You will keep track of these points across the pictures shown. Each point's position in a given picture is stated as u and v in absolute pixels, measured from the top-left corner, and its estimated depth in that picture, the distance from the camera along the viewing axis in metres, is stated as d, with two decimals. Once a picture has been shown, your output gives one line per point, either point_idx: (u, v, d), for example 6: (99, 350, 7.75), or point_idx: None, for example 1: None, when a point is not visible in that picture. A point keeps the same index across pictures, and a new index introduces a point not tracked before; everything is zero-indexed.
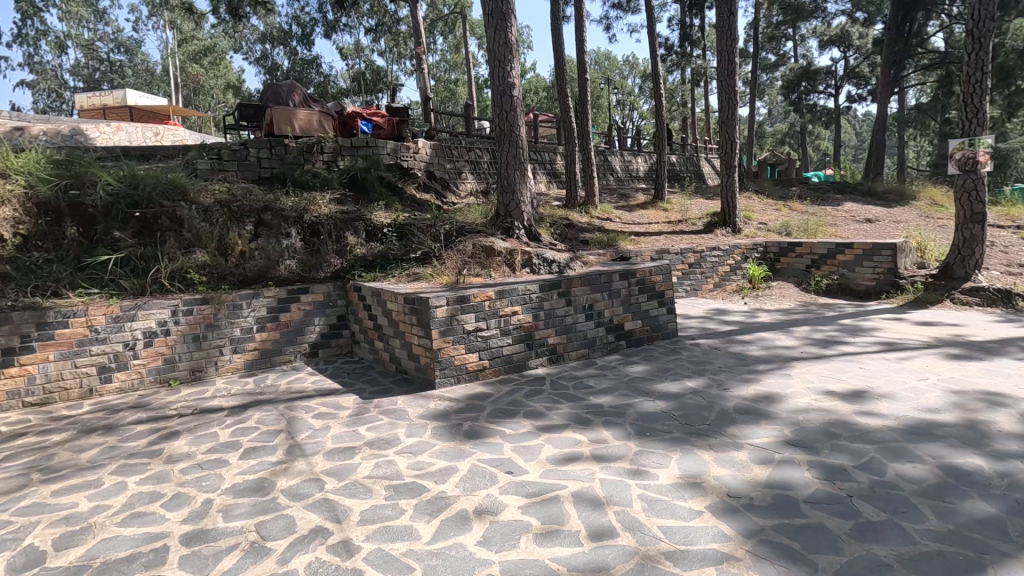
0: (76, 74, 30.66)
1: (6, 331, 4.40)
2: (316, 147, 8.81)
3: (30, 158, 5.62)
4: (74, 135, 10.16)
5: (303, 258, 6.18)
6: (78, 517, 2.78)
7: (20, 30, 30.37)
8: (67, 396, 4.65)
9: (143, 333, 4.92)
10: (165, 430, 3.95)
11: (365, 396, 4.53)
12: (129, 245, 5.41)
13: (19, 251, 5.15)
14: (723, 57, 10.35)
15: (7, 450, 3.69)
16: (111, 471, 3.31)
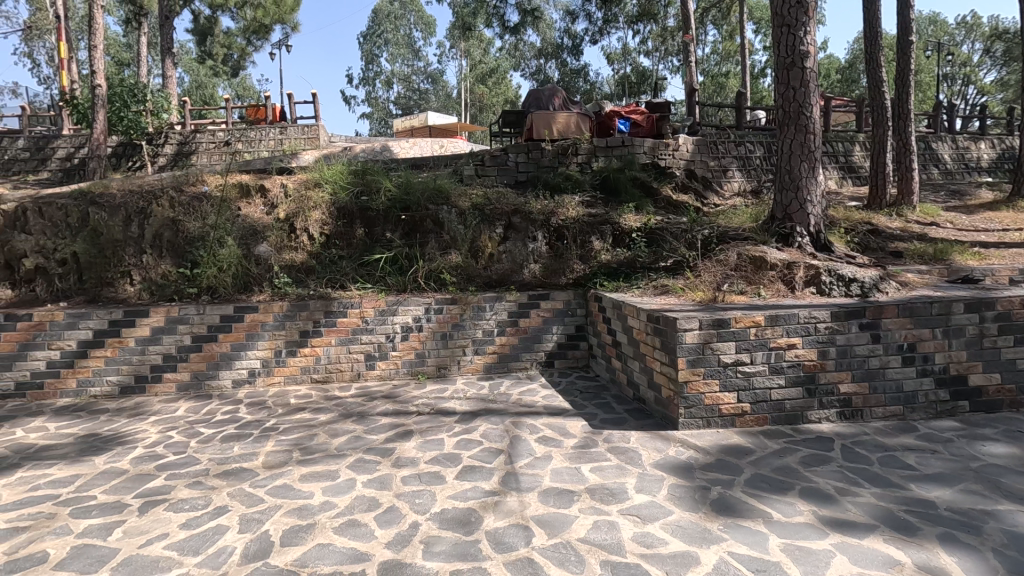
0: (397, 104, 37.99)
1: (304, 316, 5.16)
2: (571, 150, 8.68)
3: (337, 169, 6.61)
4: (382, 150, 12.12)
5: (547, 263, 6.03)
6: (308, 511, 2.87)
7: (365, 74, 39.02)
8: (341, 377, 5.26)
9: (402, 327, 5.28)
10: (401, 428, 4.05)
11: (595, 424, 3.97)
12: (398, 246, 5.98)
13: (323, 248, 6.11)
14: None
15: (287, 423, 4.25)
16: (348, 463, 3.44)
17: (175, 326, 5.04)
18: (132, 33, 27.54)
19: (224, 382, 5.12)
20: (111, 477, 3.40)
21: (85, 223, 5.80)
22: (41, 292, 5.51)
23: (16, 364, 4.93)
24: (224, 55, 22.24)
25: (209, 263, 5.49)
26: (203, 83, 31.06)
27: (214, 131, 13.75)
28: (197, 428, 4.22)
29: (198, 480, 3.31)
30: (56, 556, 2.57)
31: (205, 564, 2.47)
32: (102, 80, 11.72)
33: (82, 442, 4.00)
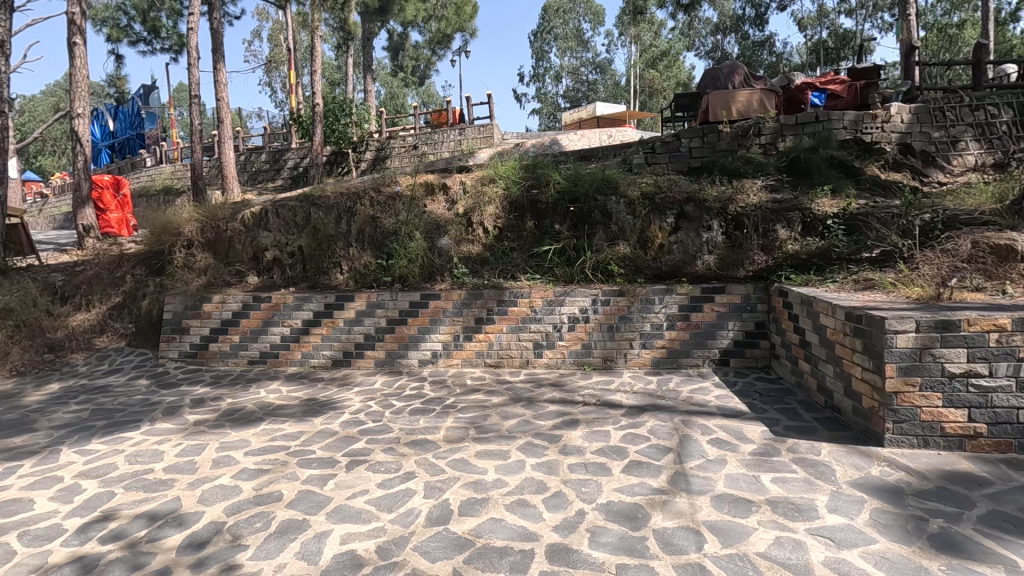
0: (565, 97, 38.51)
1: (479, 304, 5.53)
2: (753, 130, 7.94)
3: (510, 165, 6.90)
4: (552, 144, 12.38)
5: (723, 254, 5.64)
6: (482, 486, 3.09)
7: (535, 71, 40.26)
8: (511, 362, 5.52)
9: (569, 318, 5.37)
10: (568, 416, 4.13)
11: (777, 431, 3.61)
12: (566, 238, 6.09)
13: (497, 240, 6.49)
14: None
15: (464, 402, 4.60)
16: (518, 446, 3.62)
17: (374, 310, 5.78)
18: (341, 56, 31.97)
19: (411, 360, 5.72)
20: (326, 435, 4.03)
21: (308, 221, 6.90)
22: (277, 278, 6.68)
23: (260, 337, 6.08)
24: (413, 67, 24.65)
25: (401, 254, 6.19)
26: (396, 94, 34.87)
27: (404, 136, 15.33)
28: (390, 400, 4.79)
29: (391, 446, 3.76)
30: (288, 496, 3.13)
31: (397, 521, 2.81)
32: (320, 99, 13.80)
33: (305, 404, 4.80)
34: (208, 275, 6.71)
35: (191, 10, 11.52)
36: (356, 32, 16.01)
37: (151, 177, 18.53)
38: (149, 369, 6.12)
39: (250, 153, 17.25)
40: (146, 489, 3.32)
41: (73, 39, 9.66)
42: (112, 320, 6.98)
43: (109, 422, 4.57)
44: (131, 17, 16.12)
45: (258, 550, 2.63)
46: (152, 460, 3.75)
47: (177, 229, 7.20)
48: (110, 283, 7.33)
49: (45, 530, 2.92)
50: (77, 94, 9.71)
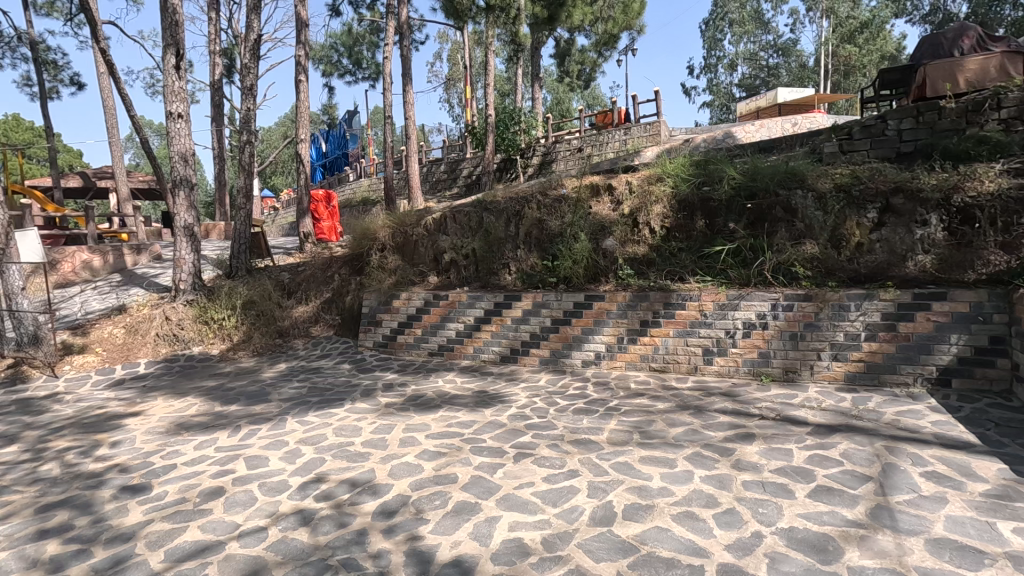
0: (741, 86, 35.73)
1: (644, 307, 5.39)
2: (989, 103, 6.49)
3: (679, 161, 6.57)
4: (726, 137, 11.58)
5: (944, 254, 4.80)
6: (647, 492, 3.02)
7: (707, 61, 38.06)
8: (678, 368, 5.27)
9: (744, 323, 4.97)
10: (743, 429, 3.83)
11: (1020, 471, 2.94)
12: (742, 237, 5.69)
13: (664, 241, 6.30)
14: None
15: (628, 406, 4.53)
16: (686, 455, 3.46)
17: (540, 309, 5.99)
18: (512, 67, 33.61)
19: (575, 360, 5.78)
20: (495, 426, 4.27)
21: (481, 225, 7.36)
22: (453, 278, 7.28)
23: (439, 332, 6.66)
24: (579, 71, 24.94)
25: (566, 256, 6.32)
26: (562, 99, 35.64)
27: (570, 139, 15.56)
28: (554, 398, 4.91)
29: (555, 442, 3.85)
30: (462, 479, 3.39)
31: (561, 516, 2.87)
32: (492, 110, 14.68)
33: (476, 396, 5.15)
34: (397, 275, 7.58)
35: (387, 42, 13.09)
36: (526, 43, 16.70)
37: (353, 190, 21.45)
38: (351, 356, 7.09)
39: (432, 164, 19.00)
40: (348, 459, 3.86)
41: (299, 77, 11.59)
42: (324, 312, 8.20)
43: (320, 399, 5.40)
44: (340, 54, 18.83)
45: (438, 525, 2.89)
46: (352, 434, 4.34)
47: (373, 234, 8.21)
48: (323, 281, 8.58)
49: (276, 484, 3.55)
50: (301, 123, 11.64)
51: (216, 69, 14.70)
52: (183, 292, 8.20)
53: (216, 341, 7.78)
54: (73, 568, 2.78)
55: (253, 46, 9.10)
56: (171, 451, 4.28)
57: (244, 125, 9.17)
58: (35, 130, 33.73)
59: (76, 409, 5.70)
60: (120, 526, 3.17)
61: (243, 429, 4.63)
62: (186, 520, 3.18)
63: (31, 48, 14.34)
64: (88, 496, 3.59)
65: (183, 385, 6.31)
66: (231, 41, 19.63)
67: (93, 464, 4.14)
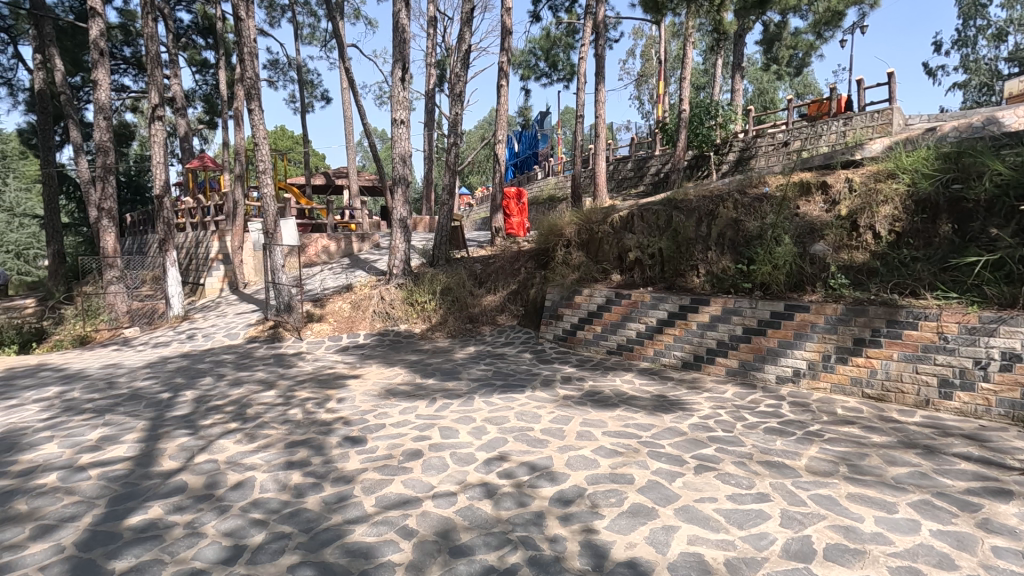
0: (1011, 60, 28.81)
1: (861, 322, 4.70)
2: None
3: (920, 154, 5.59)
4: (986, 124, 9.43)
5: None
6: (857, 534, 2.64)
7: (961, 34, 31.57)
8: (902, 399, 4.47)
9: (1002, 353, 4.03)
10: (994, 482, 3.11)
11: None
12: (1007, 246, 4.60)
13: (892, 248, 5.42)
14: None
15: (833, 433, 3.99)
16: (910, 501, 2.93)
17: (730, 316, 5.59)
18: (711, 58, 31.64)
19: (768, 375, 5.26)
20: (674, 433, 4.11)
21: (669, 225, 7.07)
22: (637, 278, 7.15)
23: (618, 331, 6.61)
24: (789, 57, 22.43)
25: (765, 260, 5.78)
26: (766, 89, 32.75)
27: (774, 133, 14.15)
28: (742, 412, 4.54)
29: (743, 460, 3.56)
30: (639, 482, 3.33)
31: (748, 540, 2.65)
32: (686, 105, 14.01)
33: (656, 400, 5.00)
34: (581, 271, 7.71)
35: (583, 42, 13.29)
36: (731, 31, 15.49)
37: (540, 187, 22.34)
38: (532, 346, 7.42)
39: (619, 162, 18.85)
40: (528, 443, 4.05)
41: (501, 82, 12.38)
42: (510, 303, 8.70)
43: (504, 384, 5.75)
44: (538, 58, 19.62)
45: (613, 522, 2.88)
46: (532, 420, 4.55)
47: (560, 230, 8.42)
48: (511, 273, 9.12)
49: (464, 455, 3.88)
50: (499, 125, 12.42)
51: (430, 79, 16.45)
52: (395, 276, 9.38)
53: (418, 321, 8.75)
54: (310, 497, 3.39)
55: (464, 56, 9.96)
56: (381, 412, 4.95)
57: (452, 129, 10.09)
58: (295, 138, 41.49)
59: (314, 367, 6.91)
60: (343, 469, 3.77)
61: (438, 401, 5.16)
62: (391, 473, 3.65)
63: (297, 71, 17.68)
64: (320, 440, 4.33)
65: (392, 356, 7.26)
66: (444, 52, 21.75)
67: (325, 414, 4.98)
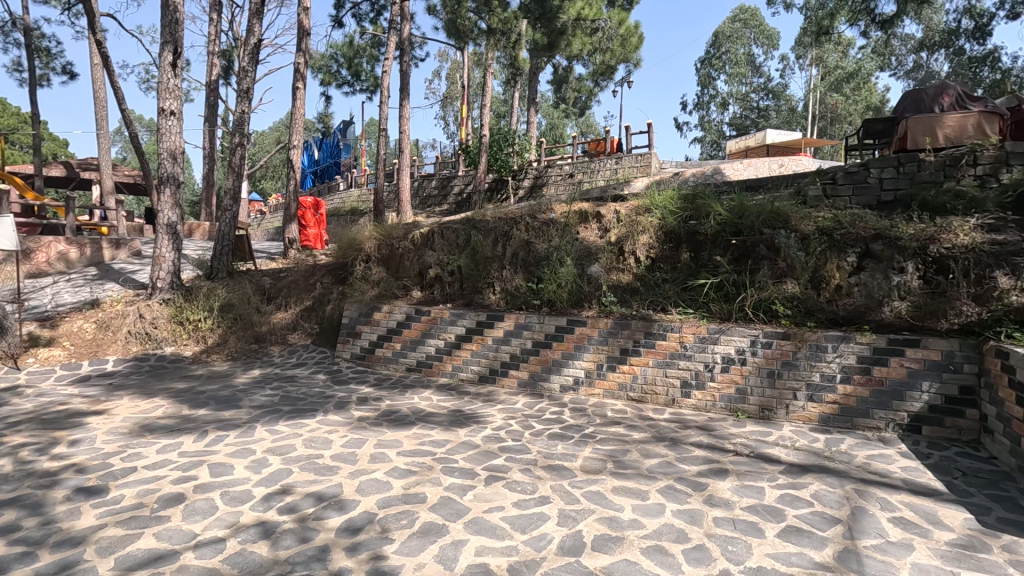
0: (731, 124, 36.71)
1: (626, 334, 5.42)
2: (966, 158, 6.89)
3: (668, 194, 6.73)
4: (715, 173, 11.77)
5: (919, 301, 4.77)
6: (617, 522, 3.00)
7: (698, 99, 39.20)
8: (655, 399, 5.28)
9: (723, 357, 5.01)
10: (716, 464, 3.84)
11: (988, 522, 3.02)
12: (725, 271, 5.74)
13: (648, 270, 6.39)
14: None
15: (604, 434, 4.50)
16: (659, 487, 3.44)
17: (521, 331, 5.99)
18: (509, 91, 34.10)
19: (553, 384, 5.75)
20: (469, 447, 4.22)
21: (468, 243, 7.36)
22: (437, 294, 7.25)
23: (419, 347, 6.61)
24: (575, 98, 25.30)
25: (551, 279, 6.35)
26: (556, 125, 36.48)
27: (562, 165, 15.75)
28: (530, 421, 4.87)
29: (529, 467, 3.81)
30: (432, 499, 3.33)
31: (530, 543, 2.83)
32: (487, 131, 14.80)
33: (452, 415, 5.08)
34: (381, 287, 7.55)
35: (387, 56, 13.20)
36: (526, 68, 16.86)
37: (342, 199, 21.40)
38: (327, 366, 6.98)
39: (424, 180, 19.06)
40: (317, 472, 3.76)
41: (296, 84, 11.58)
42: (303, 320, 8.09)
43: (292, 409, 5.28)
44: (340, 64, 18.86)
45: (403, 545, 2.82)
46: (322, 446, 4.25)
47: (360, 244, 8.17)
48: (305, 288, 8.50)
49: (238, 493, 3.44)
50: (295, 129, 11.59)
51: (213, 70, 14.65)
52: (159, 290, 8.03)
53: (190, 343, 7.61)
54: (16, 571, 2.65)
55: (252, 50, 9.07)
56: (131, 453, 4.14)
57: (237, 127, 9.09)
58: (21, 116, 33.22)
59: (37, 403, 5.50)
60: (71, 529, 3.04)
61: (210, 434, 4.51)
62: (140, 526, 3.06)
63: (24, 34, 14.19)
64: (40, 496, 3.45)
65: (152, 385, 6.16)
66: (231, 43, 19.62)
67: (49, 462, 3.98)
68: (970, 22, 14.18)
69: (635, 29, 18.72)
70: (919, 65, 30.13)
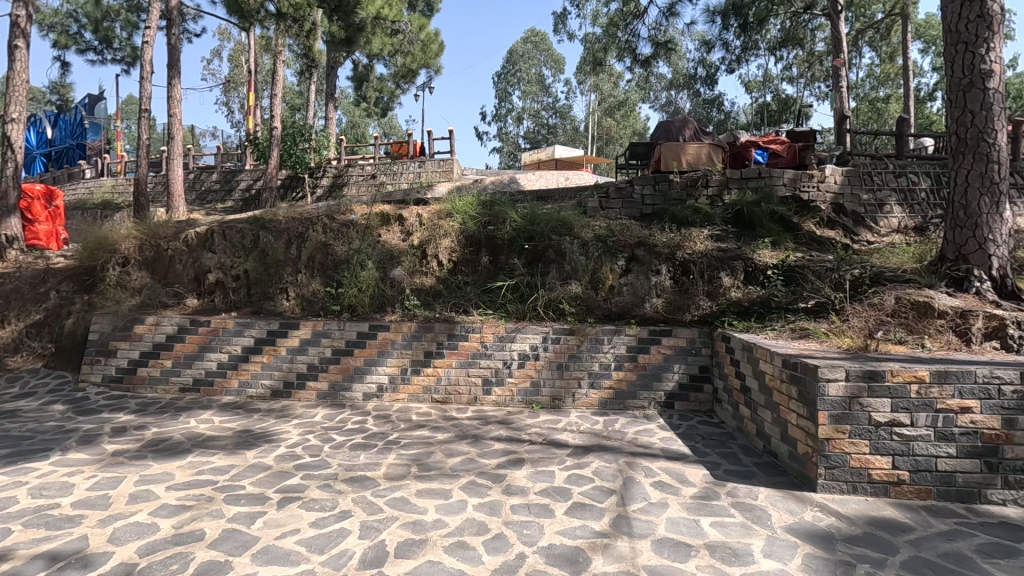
0: (525, 138, 39.65)
1: (429, 337, 5.46)
2: (701, 181, 8.51)
3: (468, 201, 6.99)
4: (511, 182, 12.60)
5: (671, 298, 5.73)
6: (421, 526, 3.00)
7: (496, 112, 41.53)
8: (459, 399, 5.43)
9: (519, 354, 5.36)
10: (514, 455, 4.09)
11: (718, 475, 3.75)
12: (520, 274, 6.16)
13: (450, 273, 6.53)
14: None
15: (408, 439, 4.47)
16: (461, 484, 3.54)
17: (319, 339, 5.61)
18: (304, 83, 31.89)
19: (355, 393, 5.54)
20: (258, 470, 3.82)
21: (256, 245, 6.69)
22: (218, 302, 6.43)
23: (196, 363, 5.77)
24: (376, 98, 24.76)
25: (351, 283, 6.09)
26: (357, 123, 35.23)
27: (363, 165, 15.29)
28: (330, 434, 4.60)
29: (328, 482, 3.59)
30: (211, 535, 2.93)
31: (328, 563, 2.66)
32: (278, 123, 13.61)
33: (237, 437, 4.54)
34: (144, 295, 6.42)
35: (149, 25, 11.28)
36: (322, 60, 15.95)
37: (89, 189, 17.65)
38: (68, 393, 5.68)
39: (201, 171, 16.74)
40: (49, 527, 3.02)
41: (14, 42, 9.18)
42: (29, 338, 6.49)
43: (14, 451, 4.17)
44: (81, 25, 15.53)
45: None
46: (59, 494, 3.43)
47: (114, 245, 6.84)
48: (32, 299, 6.83)
49: None
50: (14, 99, 9.21)
51: None
52: None
53: None
54: None
55: None
56: None
57: None
58: None
59: None
60: None
61: None
62: None
63: None
64: None
65: None
66: None
67: None
68: (703, 71, 17.51)
69: (434, 37, 19.04)
70: (669, 101, 36.34)
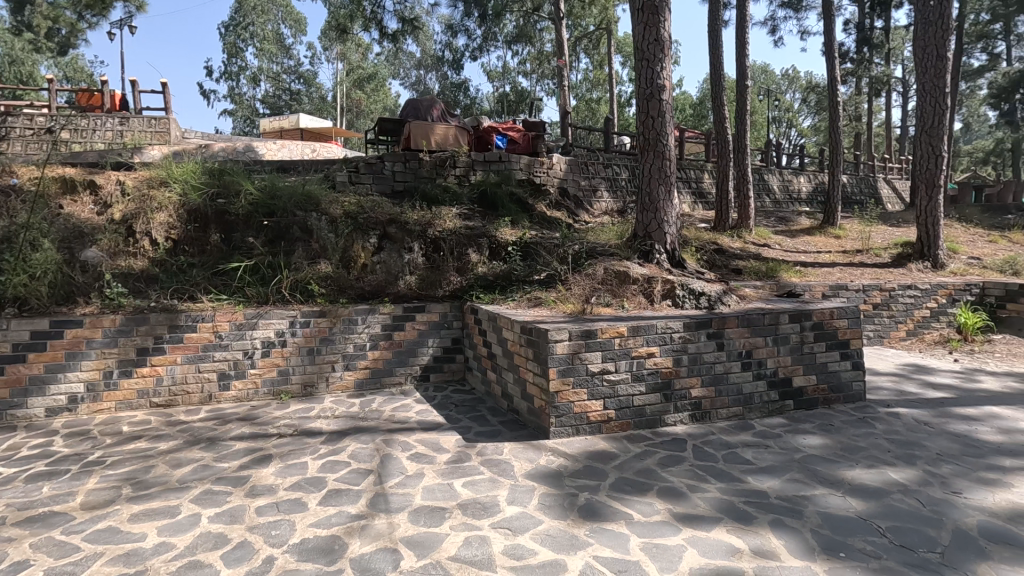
0: (263, 102, 35.53)
1: (142, 332, 4.54)
2: (449, 162, 8.87)
3: (189, 167, 6.04)
4: (246, 151, 11.19)
5: (423, 275, 5.86)
6: (137, 556, 2.51)
7: (226, 68, 36.18)
8: (188, 400, 4.69)
9: (262, 342, 4.85)
10: (258, 452, 3.71)
11: (470, 438, 4.02)
12: (260, 254, 5.53)
13: (169, 254, 5.51)
14: (927, 73, 8.89)
15: (117, 455, 3.68)
16: (192, 497, 3.07)
17: None
18: None
19: (34, 410, 4.34)
20: None
21: None
22: None
23: None
24: (48, 30, 19.14)
25: (16, 268, 4.60)
26: None
27: (32, 115, 11.76)
28: None
29: None
30: None
31: None
32: None
33: None
34: None
35: None
36: None
37: None
38: None
39: None
40: None
41: None
42: None
43: None
44: None
45: None
46: None
47: None
48: None
49: None
50: None
51: None
52: None
53: None
54: None
55: None
56: None
57: None
58: None
59: None
60: None
61: None
62: None
63: None
64: None
65: None
66: None
67: None
68: (450, 54, 18.11)
69: None
70: (419, 80, 36.72)
